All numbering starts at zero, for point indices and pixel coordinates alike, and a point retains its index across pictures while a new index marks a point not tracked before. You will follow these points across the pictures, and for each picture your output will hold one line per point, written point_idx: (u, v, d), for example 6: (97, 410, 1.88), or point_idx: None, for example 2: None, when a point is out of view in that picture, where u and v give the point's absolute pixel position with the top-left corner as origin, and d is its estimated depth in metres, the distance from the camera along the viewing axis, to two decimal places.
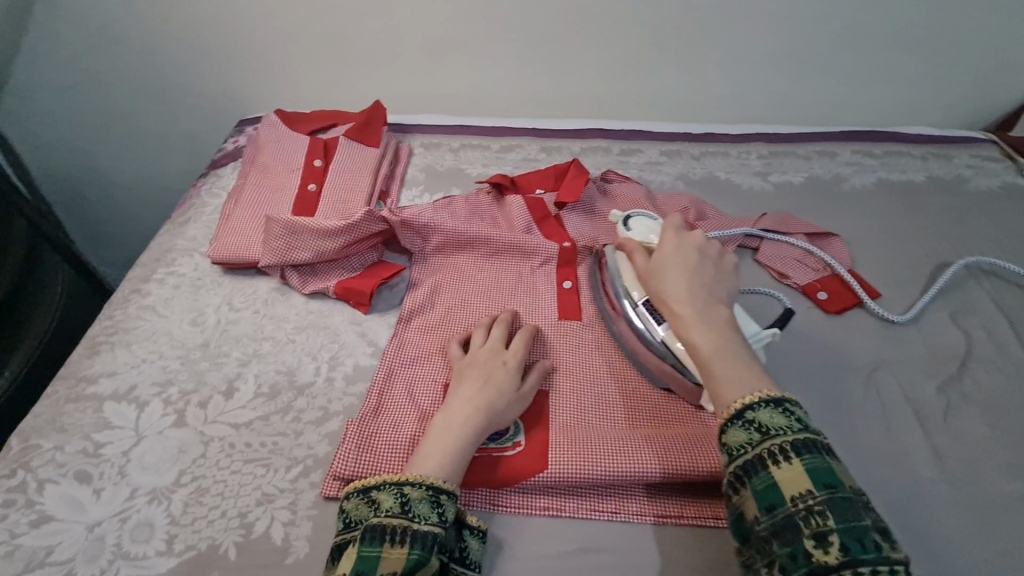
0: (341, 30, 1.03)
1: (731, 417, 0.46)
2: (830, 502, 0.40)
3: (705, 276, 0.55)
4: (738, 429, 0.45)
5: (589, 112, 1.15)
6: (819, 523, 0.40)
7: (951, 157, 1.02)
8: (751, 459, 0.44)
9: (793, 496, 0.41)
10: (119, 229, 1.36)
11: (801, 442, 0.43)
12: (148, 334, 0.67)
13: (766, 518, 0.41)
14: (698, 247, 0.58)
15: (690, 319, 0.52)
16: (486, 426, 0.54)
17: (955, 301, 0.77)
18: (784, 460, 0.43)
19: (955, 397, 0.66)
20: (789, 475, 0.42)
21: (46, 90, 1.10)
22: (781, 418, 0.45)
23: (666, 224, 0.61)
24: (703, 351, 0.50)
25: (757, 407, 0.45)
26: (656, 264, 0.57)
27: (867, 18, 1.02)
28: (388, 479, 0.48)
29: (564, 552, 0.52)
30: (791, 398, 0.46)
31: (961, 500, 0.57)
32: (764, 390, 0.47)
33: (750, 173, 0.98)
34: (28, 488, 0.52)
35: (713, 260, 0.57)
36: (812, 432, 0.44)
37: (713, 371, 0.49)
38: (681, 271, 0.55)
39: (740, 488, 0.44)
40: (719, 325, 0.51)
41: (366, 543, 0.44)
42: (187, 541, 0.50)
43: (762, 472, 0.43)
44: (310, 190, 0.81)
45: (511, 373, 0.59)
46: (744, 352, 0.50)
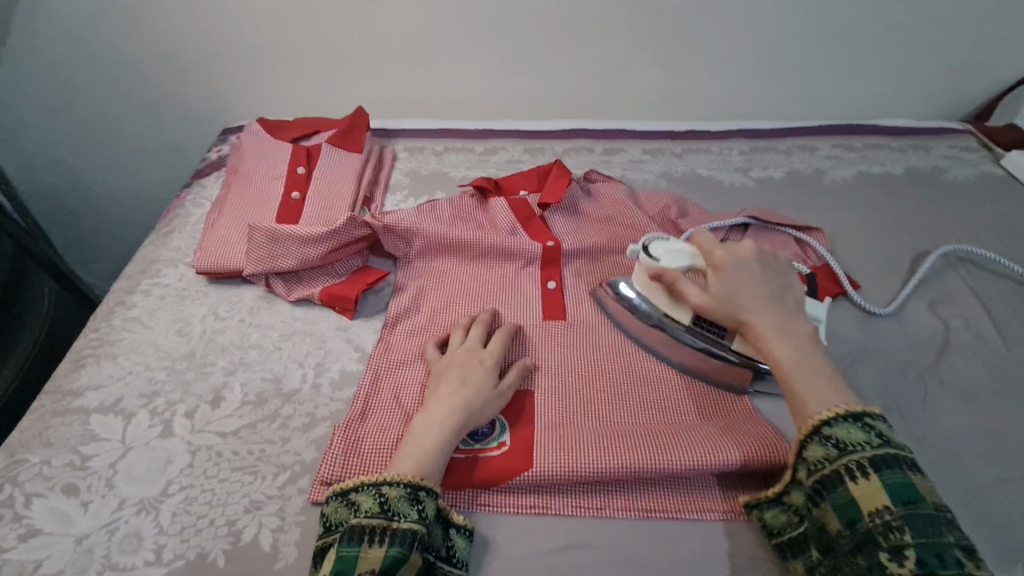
0: (322, 36, 1.03)
1: (809, 433, 0.48)
2: (908, 517, 0.42)
3: (772, 289, 0.58)
4: (816, 445, 0.48)
5: (571, 112, 1.15)
6: (898, 538, 0.42)
7: (929, 148, 1.04)
8: (829, 473, 0.46)
9: (871, 511, 0.44)
10: (105, 240, 1.35)
11: (880, 459, 0.45)
12: (133, 346, 0.67)
13: (846, 531, 0.44)
14: (754, 257, 0.59)
15: (766, 335, 0.55)
16: (462, 421, 0.55)
17: (934, 290, 0.79)
18: (862, 475, 0.45)
19: (933, 385, 0.67)
20: (867, 490, 0.44)
21: (27, 104, 1.10)
22: (860, 433, 0.47)
23: (703, 244, 0.62)
24: (784, 366, 0.53)
25: (834, 421, 0.48)
26: (715, 282, 0.59)
27: (842, 12, 1.03)
28: (366, 480, 0.49)
29: (550, 548, 0.53)
30: (871, 410, 0.48)
31: (939, 486, 0.59)
32: (845, 403, 0.49)
33: (731, 169, 0.99)
34: (15, 503, 0.53)
35: (775, 269, 0.59)
36: (894, 448, 0.46)
37: (793, 386, 0.51)
38: (744, 283, 0.58)
39: (818, 501, 0.47)
40: (793, 337, 0.54)
41: (344, 544, 0.45)
42: (176, 550, 0.50)
43: (839, 487, 0.45)
44: (293, 198, 0.82)
45: (487, 371, 0.60)
46: (823, 366, 0.53)
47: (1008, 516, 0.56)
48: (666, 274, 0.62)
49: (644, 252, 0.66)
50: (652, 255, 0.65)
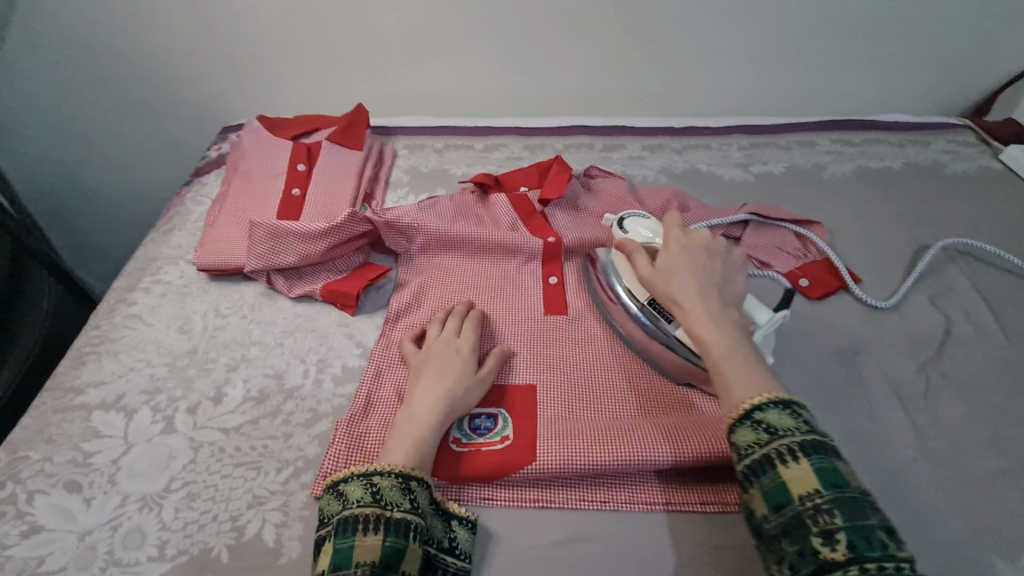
0: (321, 35, 1.03)
1: (739, 416, 0.47)
2: (836, 501, 0.41)
3: (711, 277, 0.56)
4: (747, 429, 0.46)
5: (570, 109, 1.16)
6: (825, 521, 0.40)
7: (928, 143, 1.04)
8: (759, 458, 0.44)
9: (802, 495, 0.42)
10: (105, 240, 1.35)
11: (809, 443, 0.44)
12: (134, 343, 0.67)
13: (773, 516, 0.42)
14: (703, 245, 0.59)
15: (701, 317, 0.53)
16: (444, 406, 0.56)
17: (934, 283, 0.79)
18: (792, 460, 0.43)
19: (934, 377, 0.67)
20: (797, 474, 0.43)
21: (26, 104, 1.10)
22: (789, 419, 0.45)
23: (666, 223, 0.62)
24: (712, 350, 0.51)
25: (765, 407, 0.46)
26: (663, 264, 0.58)
27: (840, 8, 1.03)
28: (356, 471, 0.49)
29: (555, 541, 0.53)
30: (796, 399, 0.47)
31: (941, 477, 0.59)
32: (773, 392, 0.48)
33: (731, 165, 0.99)
34: (18, 500, 0.53)
35: (720, 258, 0.58)
36: (819, 434, 0.45)
37: (722, 371, 0.50)
38: (687, 270, 0.56)
39: (748, 488, 0.44)
40: (728, 325, 0.53)
41: (339, 535, 0.45)
42: (179, 546, 0.50)
43: (769, 471, 0.44)
44: (294, 195, 0.81)
45: (465, 359, 0.61)
46: (753, 356, 0.51)
47: (1010, 506, 0.56)
48: (625, 246, 0.63)
49: (619, 225, 0.69)
50: (624, 228, 0.68)
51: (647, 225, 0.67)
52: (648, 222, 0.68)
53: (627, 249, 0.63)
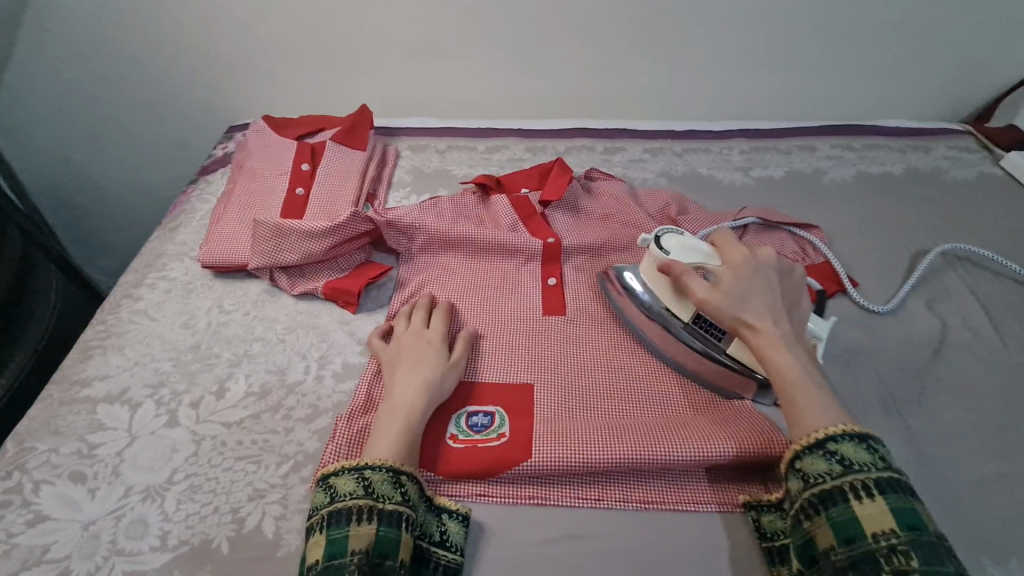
0: (328, 36, 1.04)
1: (814, 444, 0.48)
2: (913, 544, 0.41)
3: (782, 302, 0.57)
4: (820, 458, 0.47)
5: (573, 112, 1.16)
6: (901, 562, 0.41)
7: (929, 149, 1.04)
8: (831, 489, 0.45)
9: (875, 532, 0.42)
10: (112, 236, 1.37)
11: (885, 481, 0.44)
12: (139, 337, 0.68)
13: (844, 548, 0.43)
14: (770, 267, 0.59)
15: (772, 341, 0.54)
16: (423, 398, 0.57)
17: (932, 288, 0.79)
18: (867, 496, 0.44)
19: (929, 381, 0.68)
20: (872, 512, 0.43)
21: (36, 102, 1.12)
22: (865, 454, 0.46)
23: (724, 242, 0.62)
24: (788, 377, 0.52)
25: (840, 438, 0.47)
26: (730, 283, 0.58)
27: (842, 15, 1.04)
28: (347, 465, 0.50)
29: (549, 538, 0.53)
30: (873, 434, 0.48)
31: (933, 480, 0.59)
32: (848, 424, 0.49)
33: (731, 168, 1.00)
34: (24, 489, 0.54)
35: (786, 283, 0.60)
36: (895, 472, 0.46)
37: (796, 397, 0.51)
38: (759, 294, 0.57)
39: (815, 515, 0.46)
40: (799, 355, 0.54)
41: (332, 527, 0.46)
42: (180, 537, 0.51)
43: (841, 504, 0.44)
44: (298, 194, 0.83)
45: (437, 349, 0.63)
46: (824, 385, 0.52)
47: (1001, 510, 0.57)
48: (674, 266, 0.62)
49: (655, 243, 0.67)
50: (661, 247, 0.66)
51: (685, 243, 0.65)
52: (686, 237, 0.66)
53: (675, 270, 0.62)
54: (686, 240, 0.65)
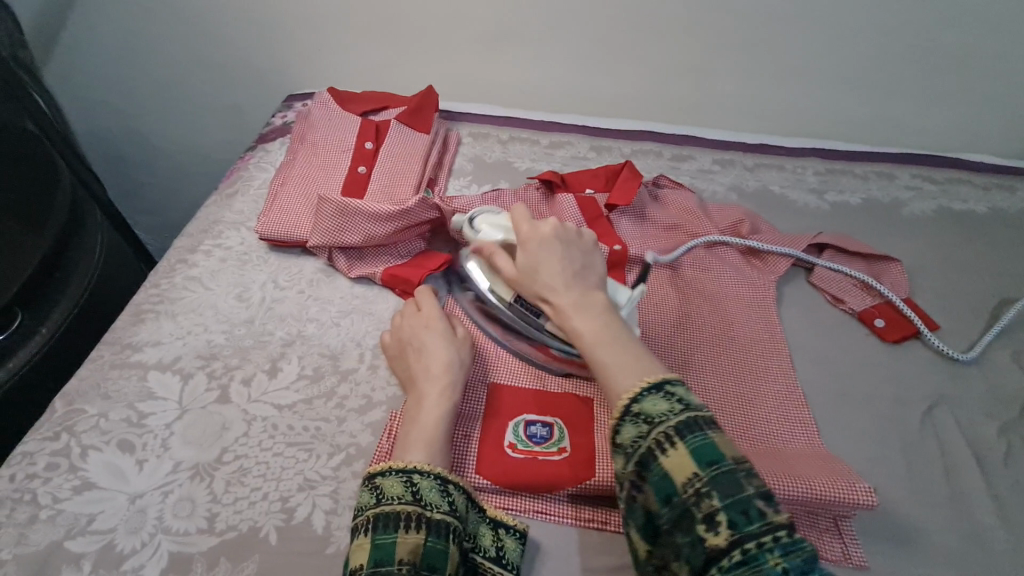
0: (397, 10, 1.01)
1: (621, 413, 0.43)
2: (715, 480, 0.38)
3: (572, 265, 0.54)
4: (629, 425, 0.43)
5: (639, 113, 1.12)
6: (707, 504, 0.37)
7: (1016, 189, 0.98)
8: (642, 453, 0.41)
9: (683, 482, 0.39)
10: (157, 194, 1.36)
11: (683, 424, 0.41)
12: (193, 306, 0.66)
13: (665, 510, 0.39)
14: (556, 233, 0.56)
15: (567, 310, 0.51)
16: (444, 384, 0.55)
17: (1019, 340, 0.74)
18: (670, 445, 0.40)
19: (1015, 441, 0.64)
20: (677, 460, 0.39)
21: (96, 50, 1.10)
22: (663, 403, 0.42)
23: (514, 215, 0.58)
24: (584, 340, 0.49)
25: (640, 396, 0.43)
26: (522, 261, 0.55)
27: (939, 38, 0.98)
28: (393, 465, 0.47)
29: (609, 566, 0.51)
30: (671, 377, 0.45)
31: (1019, 549, 0.55)
32: (651, 375, 0.45)
33: (805, 189, 0.95)
34: (71, 453, 0.52)
35: (577, 244, 0.56)
36: (693, 409, 0.42)
37: (597, 362, 0.47)
38: (548, 262, 0.54)
39: (637, 485, 0.41)
40: (595, 313, 0.50)
41: (379, 531, 0.43)
42: (229, 521, 0.49)
43: (651, 463, 0.40)
44: (359, 172, 0.80)
45: (438, 332, 0.59)
46: (624, 338, 0.49)
47: None
48: (485, 247, 0.60)
49: (468, 225, 0.64)
50: (474, 229, 0.64)
51: (497, 222, 0.63)
52: (497, 217, 0.64)
53: (487, 250, 0.60)
54: (494, 219, 0.63)
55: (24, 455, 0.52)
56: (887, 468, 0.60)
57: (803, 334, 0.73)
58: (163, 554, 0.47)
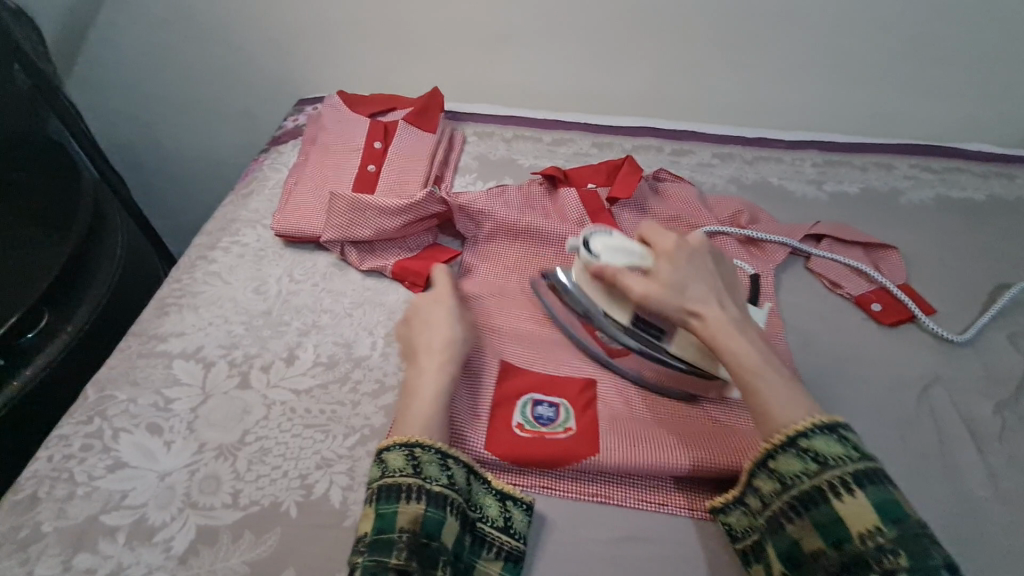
0: (403, 16, 1.04)
1: (788, 442, 0.47)
2: (900, 540, 0.41)
3: (723, 290, 0.57)
4: (795, 458, 0.46)
5: (640, 111, 1.14)
6: (891, 561, 0.40)
7: (1014, 177, 0.99)
8: (809, 489, 0.45)
9: (861, 532, 0.42)
10: (174, 199, 1.41)
11: (863, 474, 0.44)
12: (213, 299, 0.69)
13: (833, 552, 0.43)
14: (705, 256, 0.58)
15: (723, 331, 0.53)
16: (448, 359, 0.56)
17: (1015, 322, 0.76)
18: (847, 493, 0.43)
19: (1010, 419, 0.65)
20: (854, 509, 0.43)
21: (115, 62, 1.15)
22: (839, 447, 0.45)
23: (655, 236, 0.60)
24: (742, 362, 0.51)
25: (811, 432, 0.46)
26: (670, 274, 0.56)
27: (934, 31, 1.00)
28: (397, 440, 0.49)
29: (612, 537, 0.53)
30: (841, 421, 0.47)
31: (1011, 520, 0.57)
32: (816, 414, 0.47)
33: (804, 180, 0.97)
34: (104, 435, 0.55)
35: (722, 271, 0.59)
36: (869, 459, 0.45)
37: (758, 387, 0.49)
38: (699, 282, 0.56)
39: (796, 517, 0.45)
40: (752, 340, 0.53)
41: (382, 501, 0.46)
42: (251, 496, 0.52)
43: (821, 504, 0.44)
44: (369, 171, 0.83)
45: (448, 310, 0.61)
46: (782, 367, 0.51)
47: None
48: (608, 268, 0.59)
49: (584, 247, 0.61)
50: (591, 251, 0.61)
51: (613, 243, 0.61)
52: (612, 237, 0.61)
53: (611, 271, 0.59)
54: (613, 240, 0.61)
55: (61, 437, 0.55)
56: (884, 444, 0.62)
57: (801, 319, 0.75)
58: (191, 527, 0.50)
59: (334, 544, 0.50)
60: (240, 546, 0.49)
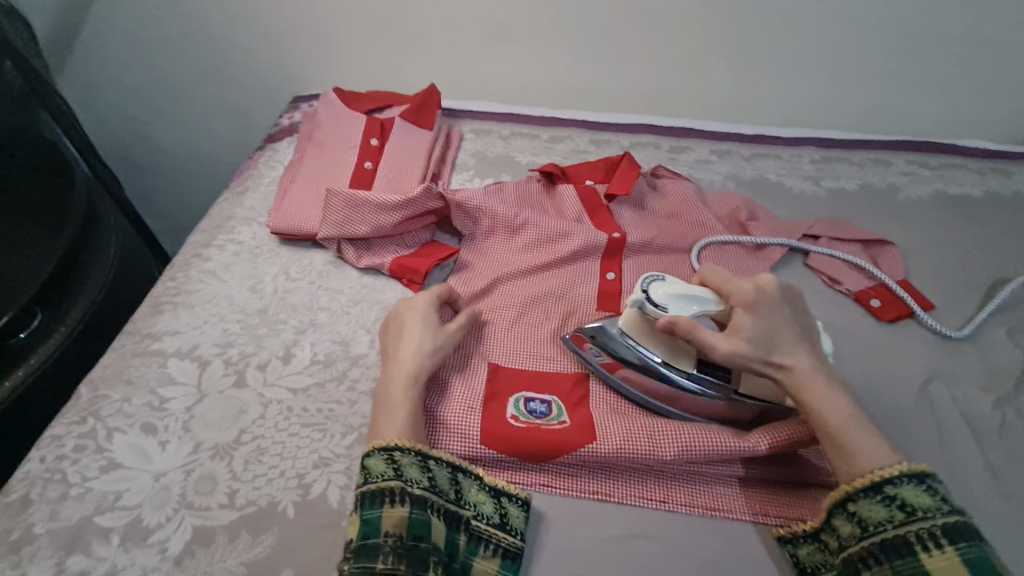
0: (399, 13, 1.04)
1: (873, 489, 0.46)
2: None
3: (801, 334, 0.56)
4: (880, 506, 0.46)
5: (637, 107, 1.14)
6: None
7: (1011, 173, 1.00)
8: (895, 538, 0.44)
9: None
10: (168, 198, 1.40)
11: (953, 527, 0.43)
12: (208, 297, 0.68)
13: None
14: (779, 299, 0.57)
15: (806, 384, 0.53)
16: (410, 369, 0.55)
17: (1014, 318, 0.76)
18: (936, 547, 0.43)
19: (1010, 414, 0.65)
20: (943, 563, 0.42)
21: (108, 59, 1.14)
22: (927, 498, 0.45)
23: (723, 280, 0.59)
24: (829, 417, 0.51)
25: (899, 481, 0.46)
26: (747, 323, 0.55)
27: (931, 27, 1.00)
28: (376, 445, 0.49)
29: (612, 535, 0.52)
30: (929, 471, 0.47)
31: (1012, 515, 0.57)
32: (899, 462, 0.48)
33: (801, 177, 0.97)
34: (98, 436, 0.55)
35: (796, 311, 0.57)
36: (958, 514, 0.45)
37: (844, 440, 0.50)
38: (778, 329, 0.55)
39: (875, 563, 0.44)
40: (834, 390, 0.53)
41: (365, 507, 0.46)
42: (248, 496, 0.51)
43: (907, 555, 0.43)
44: (366, 168, 0.83)
45: (426, 316, 0.61)
46: (863, 417, 0.51)
47: None
48: (681, 321, 0.55)
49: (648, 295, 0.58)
50: (660, 302, 0.57)
51: (675, 291, 0.58)
52: (671, 284, 0.59)
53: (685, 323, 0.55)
54: (672, 286, 0.58)
55: (53, 438, 0.54)
56: (884, 439, 0.62)
57: None
58: (187, 527, 0.49)
59: (331, 544, 0.49)
60: (236, 547, 0.48)
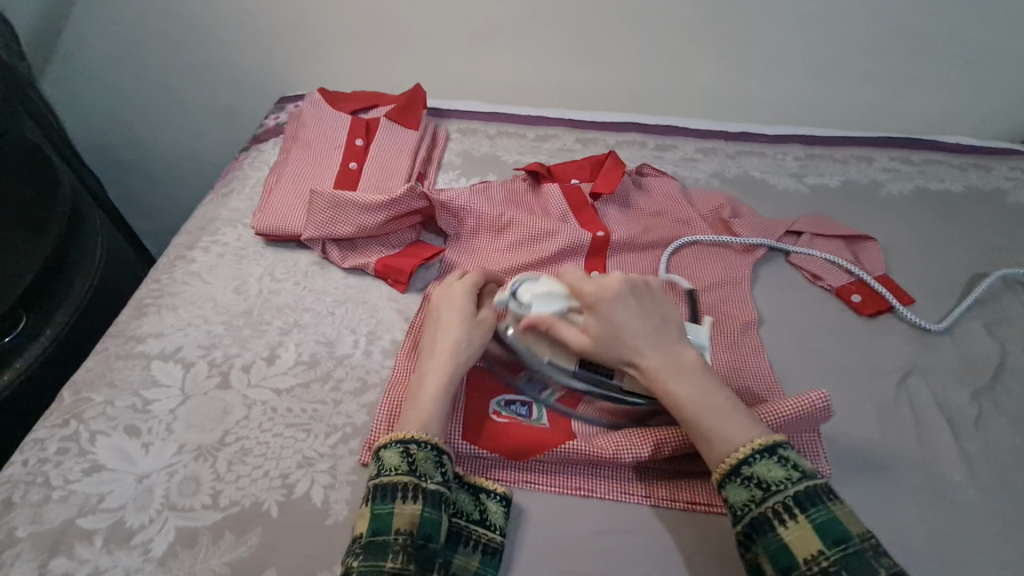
0: (385, 13, 1.04)
1: (730, 472, 0.47)
2: (842, 561, 0.41)
3: (650, 324, 0.55)
4: (740, 487, 0.46)
5: (624, 106, 1.15)
6: None
7: (991, 168, 1.01)
8: (758, 518, 0.45)
9: (806, 558, 0.42)
10: (156, 200, 1.39)
11: (803, 495, 0.44)
12: (192, 299, 0.68)
13: None
14: (626, 291, 0.56)
15: (660, 375, 0.52)
16: (451, 357, 0.56)
17: (991, 311, 0.77)
18: (791, 518, 0.44)
19: (986, 406, 0.66)
20: (798, 534, 0.43)
21: (92, 61, 1.14)
22: (779, 469, 0.46)
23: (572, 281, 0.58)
24: (683, 406, 0.50)
25: (752, 459, 0.46)
26: (597, 327, 0.55)
27: (911, 25, 1.01)
28: (393, 437, 0.49)
29: (596, 530, 0.53)
30: (781, 440, 0.48)
31: (986, 506, 0.58)
32: (757, 437, 0.48)
33: (785, 174, 0.98)
34: (81, 438, 0.55)
35: (647, 300, 0.57)
36: (810, 478, 0.45)
37: (700, 427, 0.49)
38: (628, 325, 0.54)
39: (750, 546, 0.45)
40: (692, 376, 0.52)
41: (377, 501, 0.46)
42: (232, 497, 0.52)
43: (769, 532, 0.44)
44: (351, 168, 0.83)
45: (463, 304, 0.60)
46: (724, 398, 0.51)
47: None
48: (541, 322, 0.56)
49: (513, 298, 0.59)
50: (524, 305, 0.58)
51: (541, 290, 0.58)
52: (538, 283, 0.59)
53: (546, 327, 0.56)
54: (539, 287, 0.58)
55: (36, 441, 0.54)
56: (862, 433, 0.63)
57: (782, 311, 0.76)
58: (170, 529, 0.49)
59: (315, 543, 0.49)
60: (220, 547, 0.49)
